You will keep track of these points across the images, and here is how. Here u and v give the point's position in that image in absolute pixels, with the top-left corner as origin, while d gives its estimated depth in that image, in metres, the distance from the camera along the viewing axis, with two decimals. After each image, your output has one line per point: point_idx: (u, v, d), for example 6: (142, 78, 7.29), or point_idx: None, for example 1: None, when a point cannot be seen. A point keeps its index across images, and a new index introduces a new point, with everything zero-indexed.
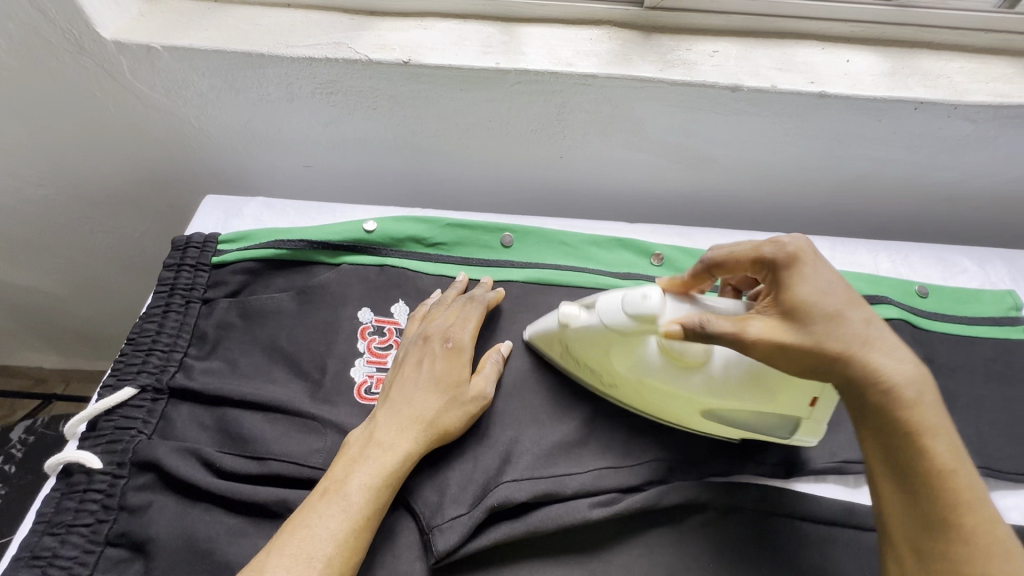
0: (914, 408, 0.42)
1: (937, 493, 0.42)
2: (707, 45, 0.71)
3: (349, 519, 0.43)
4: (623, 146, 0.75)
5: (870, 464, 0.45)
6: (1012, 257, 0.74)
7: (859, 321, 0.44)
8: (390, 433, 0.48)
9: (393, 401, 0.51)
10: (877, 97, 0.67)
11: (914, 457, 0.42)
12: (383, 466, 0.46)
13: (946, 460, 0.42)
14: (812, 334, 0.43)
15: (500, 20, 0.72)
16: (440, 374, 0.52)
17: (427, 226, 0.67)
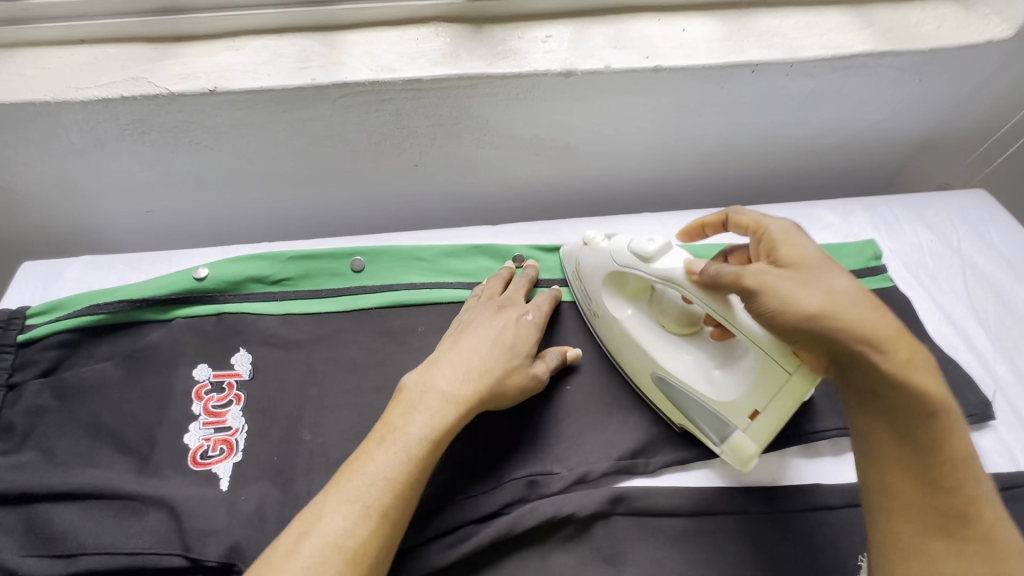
0: (937, 400, 0.39)
1: (948, 490, 0.38)
2: (539, 31, 0.68)
3: (404, 464, 0.43)
4: (477, 146, 0.72)
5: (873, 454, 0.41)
6: (873, 204, 0.75)
7: (851, 282, 0.43)
8: (451, 391, 0.48)
9: (500, 351, 0.51)
10: (712, 65, 0.65)
11: (931, 438, 0.39)
12: (460, 415, 0.47)
13: (962, 441, 0.39)
14: (822, 287, 0.42)
15: (320, 31, 0.68)
16: (502, 345, 0.52)
17: (268, 263, 0.62)
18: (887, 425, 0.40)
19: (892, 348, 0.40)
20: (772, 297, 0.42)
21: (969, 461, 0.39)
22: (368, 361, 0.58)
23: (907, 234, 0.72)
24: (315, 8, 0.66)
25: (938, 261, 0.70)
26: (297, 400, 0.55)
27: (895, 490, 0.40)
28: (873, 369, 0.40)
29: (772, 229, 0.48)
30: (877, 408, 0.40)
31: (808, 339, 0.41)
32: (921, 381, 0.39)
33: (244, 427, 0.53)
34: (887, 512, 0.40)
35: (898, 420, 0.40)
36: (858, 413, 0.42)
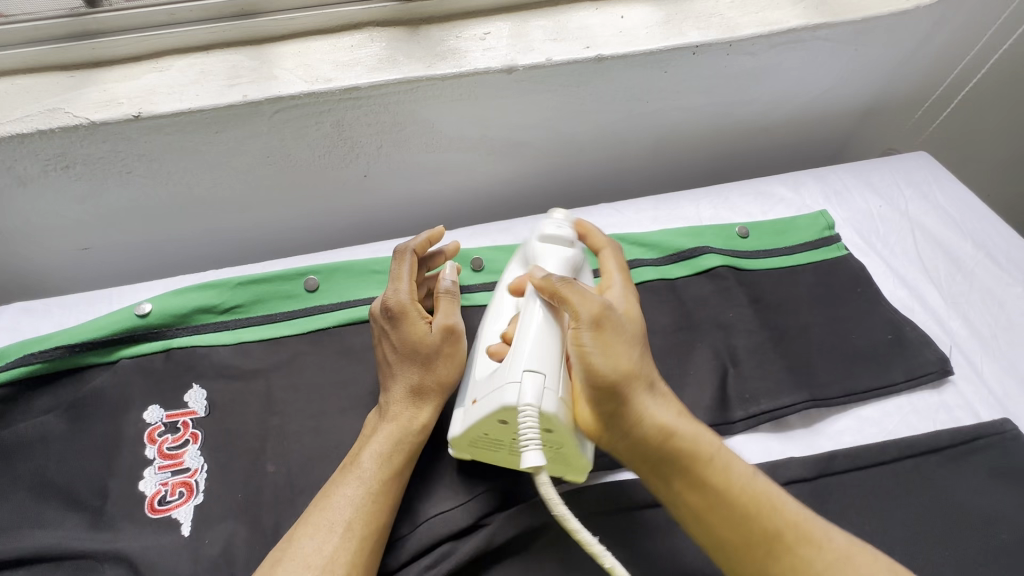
0: (706, 445, 0.44)
1: (758, 518, 0.41)
2: (478, 29, 0.66)
3: (367, 490, 0.45)
4: (427, 150, 0.70)
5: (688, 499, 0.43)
6: (823, 175, 0.76)
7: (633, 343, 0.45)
8: (393, 413, 0.49)
9: (404, 357, 0.49)
10: (652, 50, 0.65)
11: (729, 479, 0.42)
12: (403, 433, 0.48)
13: (756, 483, 0.43)
14: (603, 357, 0.43)
15: (249, 45, 0.65)
16: (401, 355, 0.50)
17: (216, 292, 0.59)
18: (680, 482, 0.44)
19: (660, 410, 0.44)
20: (588, 344, 0.44)
21: (760, 481, 0.43)
22: (331, 384, 0.56)
23: (857, 202, 0.73)
24: (241, 21, 0.63)
25: (888, 225, 0.71)
26: (257, 432, 0.53)
27: (716, 538, 0.42)
28: (642, 431, 0.43)
29: (616, 284, 0.52)
30: (666, 464, 0.44)
31: (604, 393, 0.43)
32: (690, 435, 0.44)
33: (204, 467, 0.51)
34: (721, 556, 0.43)
35: (682, 475, 0.43)
36: (654, 475, 0.44)
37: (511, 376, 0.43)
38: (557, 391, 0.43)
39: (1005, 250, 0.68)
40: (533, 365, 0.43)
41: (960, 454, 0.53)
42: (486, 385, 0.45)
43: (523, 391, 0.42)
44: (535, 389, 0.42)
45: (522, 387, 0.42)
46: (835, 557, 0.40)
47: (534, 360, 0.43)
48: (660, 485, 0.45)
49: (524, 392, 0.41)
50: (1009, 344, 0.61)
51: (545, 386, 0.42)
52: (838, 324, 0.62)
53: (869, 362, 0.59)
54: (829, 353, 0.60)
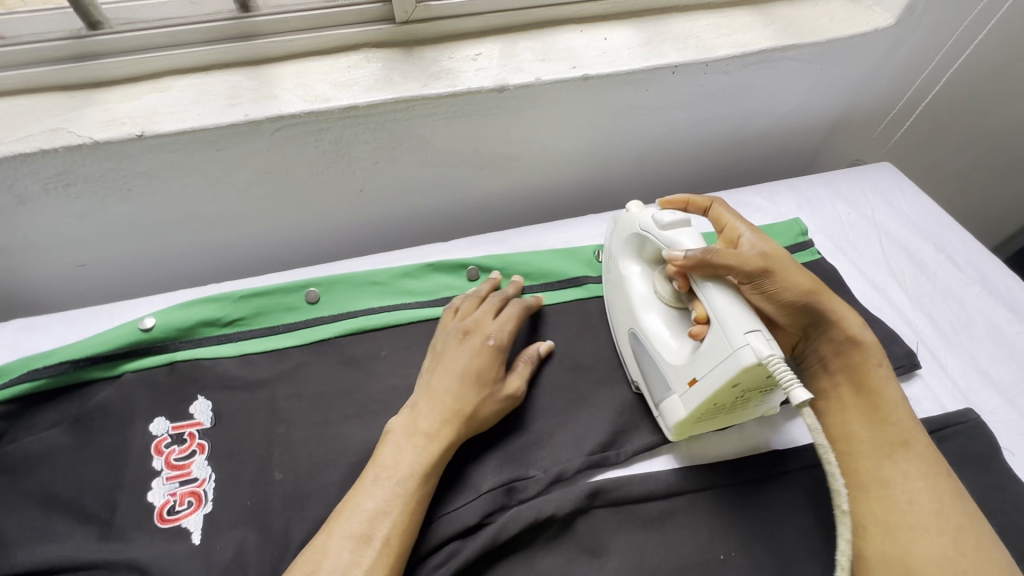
0: (877, 356, 0.51)
1: (895, 427, 0.48)
2: (470, 50, 0.70)
3: (403, 501, 0.46)
4: (421, 165, 0.73)
5: (845, 395, 0.51)
6: (795, 184, 0.81)
7: (799, 271, 0.52)
8: (435, 431, 0.50)
9: (472, 384, 0.53)
10: (635, 69, 0.69)
11: (873, 384, 0.50)
12: (442, 453, 0.49)
13: (897, 394, 0.50)
14: (792, 278, 0.51)
15: (247, 66, 0.67)
16: (471, 373, 0.53)
17: (219, 305, 0.61)
18: (844, 378, 0.52)
19: (852, 322, 0.52)
20: (770, 275, 0.50)
21: (908, 410, 0.50)
22: (334, 392, 0.58)
23: (827, 209, 0.78)
24: (241, 43, 0.65)
25: (857, 231, 0.76)
26: (264, 441, 0.54)
27: (856, 433, 0.49)
28: (836, 331, 0.52)
29: (744, 229, 0.56)
30: (840, 364, 0.52)
31: (797, 310, 0.51)
32: (869, 343, 0.52)
33: (211, 476, 0.52)
34: (856, 446, 0.49)
35: (850, 374, 0.51)
36: (824, 370, 0.53)
37: (732, 339, 0.46)
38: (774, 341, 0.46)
39: (963, 252, 0.74)
40: (750, 326, 0.46)
41: (929, 443, 0.57)
42: (704, 359, 0.49)
43: (756, 347, 0.45)
44: (764, 343, 0.45)
45: (754, 346, 0.45)
46: (955, 488, 0.46)
47: (747, 321, 0.46)
48: (824, 381, 0.53)
49: (755, 346, 0.45)
50: (969, 339, 0.66)
51: (768, 338, 0.46)
52: None
53: None
54: None
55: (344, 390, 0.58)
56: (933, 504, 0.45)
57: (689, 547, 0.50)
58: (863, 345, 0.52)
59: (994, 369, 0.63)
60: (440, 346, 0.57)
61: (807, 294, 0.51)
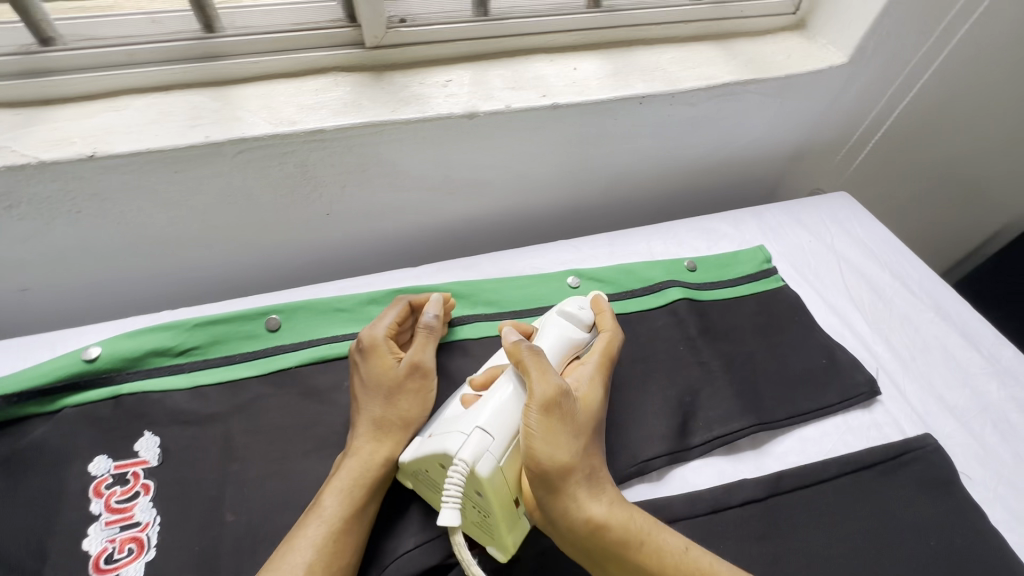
0: (637, 530, 0.45)
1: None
2: (440, 76, 0.70)
3: (331, 528, 0.44)
4: (391, 189, 0.72)
5: (615, 573, 0.46)
6: (759, 212, 0.83)
7: (575, 442, 0.46)
8: (352, 448, 0.49)
9: (370, 389, 0.52)
10: (604, 99, 0.70)
11: (646, 558, 0.45)
12: (367, 466, 0.48)
13: (672, 560, 0.45)
14: (554, 442, 0.45)
15: (210, 87, 0.65)
16: (367, 380, 0.52)
17: (172, 333, 0.58)
18: (615, 567, 0.45)
19: (594, 502, 0.45)
20: (534, 426, 0.45)
21: (697, 554, 0.46)
22: (293, 426, 0.55)
23: (789, 237, 0.80)
24: (205, 63, 0.64)
25: (818, 258, 0.78)
26: (215, 480, 0.51)
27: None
28: (577, 521, 0.44)
29: (591, 370, 0.53)
30: (605, 555, 0.45)
31: (543, 479, 0.44)
32: (622, 527, 0.45)
33: (156, 519, 0.48)
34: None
35: (620, 561, 0.45)
36: (593, 558, 0.46)
37: (464, 428, 0.46)
38: (497, 457, 0.44)
39: (916, 280, 0.77)
40: (486, 426, 0.45)
41: (891, 468, 0.58)
42: (438, 430, 0.48)
43: (465, 446, 0.44)
44: (476, 447, 0.44)
45: (467, 440, 0.44)
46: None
47: (489, 420, 0.46)
48: (601, 572, 0.46)
49: (464, 446, 0.44)
50: (926, 365, 0.67)
51: (488, 449, 0.44)
52: (778, 351, 0.67)
53: (807, 385, 0.64)
54: (771, 378, 0.64)
55: (304, 425, 0.56)
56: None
57: None
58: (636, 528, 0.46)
59: (949, 394, 0.65)
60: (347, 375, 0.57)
61: (565, 468, 0.45)
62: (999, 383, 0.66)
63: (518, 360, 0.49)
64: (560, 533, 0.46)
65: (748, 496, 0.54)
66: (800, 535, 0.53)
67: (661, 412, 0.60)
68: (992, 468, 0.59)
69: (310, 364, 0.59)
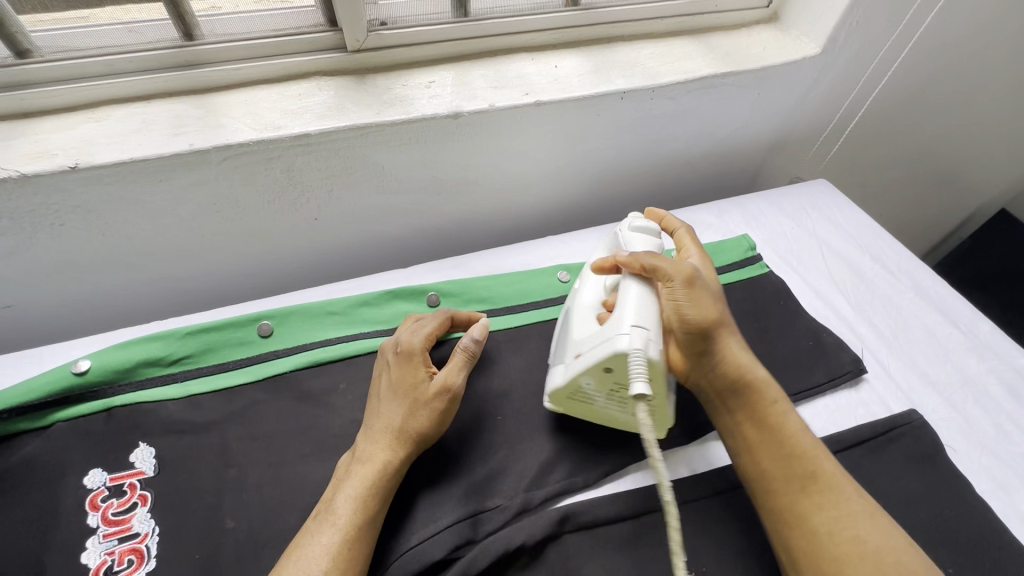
0: (773, 392, 0.51)
1: (801, 458, 0.48)
2: (422, 77, 0.70)
3: (345, 535, 0.44)
4: (378, 192, 0.72)
5: (740, 432, 0.51)
6: (741, 202, 0.85)
7: (711, 305, 0.51)
8: (365, 455, 0.49)
9: (397, 396, 0.51)
10: (585, 95, 0.71)
11: (764, 421, 0.50)
12: (380, 473, 0.48)
13: (791, 425, 0.50)
14: (704, 304, 0.51)
15: (192, 95, 0.65)
16: (395, 384, 0.52)
17: (163, 343, 0.58)
18: (747, 420, 0.50)
19: (743, 354, 0.51)
20: (688, 294, 0.51)
21: (812, 436, 0.49)
22: (290, 431, 0.55)
23: (772, 224, 0.82)
24: (186, 71, 0.64)
25: (801, 244, 0.80)
26: (213, 487, 0.51)
27: (766, 468, 0.48)
28: (721, 371, 0.50)
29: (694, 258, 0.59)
30: (742, 404, 0.51)
31: (693, 333, 0.50)
32: (762, 379, 0.51)
33: (155, 529, 0.48)
34: (765, 488, 0.48)
35: (752, 412, 0.50)
36: (727, 411, 0.51)
37: (615, 332, 0.49)
38: (658, 344, 0.48)
39: (896, 261, 0.79)
40: (640, 322, 0.48)
41: (880, 444, 0.59)
42: (582, 347, 0.51)
43: (632, 339, 0.47)
44: (641, 340, 0.47)
45: (630, 337, 0.47)
46: (857, 509, 0.45)
47: (638, 317, 0.49)
48: (731, 421, 0.51)
49: (631, 340, 0.47)
50: (908, 343, 0.69)
51: (650, 338, 0.48)
52: (766, 335, 0.68)
53: (795, 367, 0.65)
54: (761, 362, 0.66)
55: (301, 429, 0.56)
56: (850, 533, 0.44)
57: (662, 567, 0.49)
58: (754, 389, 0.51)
59: (932, 370, 0.67)
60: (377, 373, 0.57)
61: (713, 323, 0.50)
62: (978, 357, 0.68)
63: (639, 265, 0.53)
64: (706, 386, 0.52)
65: None
66: None
67: None
68: (976, 439, 0.61)
69: (304, 368, 0.59)
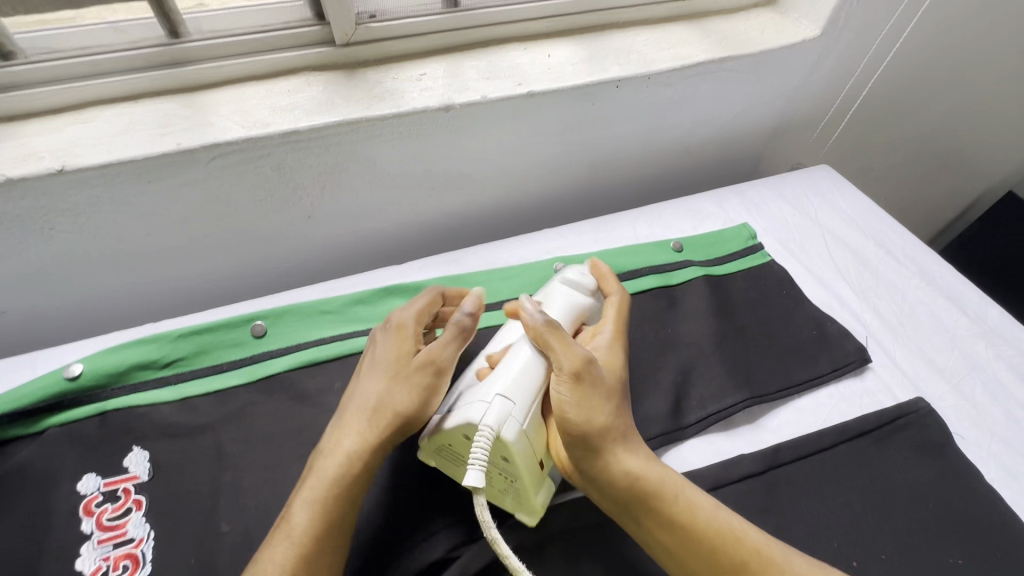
0: (672, 484, 0.45)
1: (726, 550, 0.43)
2: (413, 70, 0.69)
3: (308, 534, 0.42)
4: (372, 188, 0.71)
5: (652, 540, 0.45)
6: (741, 190, 0.83)
7: (602, 408, 0.46)
8: (349, 437, 0.47)
9: (388, 372, 0.49)
10: (580, 84, 0.70)
11: (670, 523, 0.44)
12: (354, 458, 0.46)
13: (700, 507, 0.45)
14: (585, 410, 0.46)
15: (180, 94, 0.64)
16: (382, 361, 0.50)
17: (156, 346, 0.57)
18: (653, 525, 0.45)
19: (635, 456, 0.46)
20: (567, 395, 0.46)
21: (726, 513, 0.45)
22: (285, 431, 0.55)
23: (773, 212, 0.81)
24: (173, 70, 0.63)
25: (803, 231, 0.78)
26: (208, 490, 0.50)
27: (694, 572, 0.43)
28: (613, 475, 0.45)
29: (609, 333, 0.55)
30: (641, 509, 0.45)
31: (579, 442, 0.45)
32: (658, 477, 0.45)
33: (150, 533, 0.48)
34: None
35: (655, 518, 0.44)
36: (631, 518, 0.45)
37: (483, 397, 0.46)
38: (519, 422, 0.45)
39: (901, 247, 0.77)
40: (507, 392, 0.46)
41: (887, 433, 0.58)
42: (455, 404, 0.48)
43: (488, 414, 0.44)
44: (494, 416, 0.44)
45: (490, 408, 0.45)
46: None
47: (508, 387, 0.47)
48: (637, 529, 0.46)
49: (488, 414, 0.44)
50: (914, 330, 0.68)
51: (511, 412, 0.45)
52: (768, 325, 0.67)
53: (798, 356, 0.64)
54: (763, 353, 0.64)
55: (297, 429, 0.55)
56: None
57: None
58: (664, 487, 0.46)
59: (939, 357, 0.65)
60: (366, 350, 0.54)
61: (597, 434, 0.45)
62: (986, 343, 0.67)
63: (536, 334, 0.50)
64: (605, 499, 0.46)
65: (746, 471, 0.54)
66: (799, 505, 0.53)
67: (657, 392, 0.60)
68: (985, 426, 0.60)
69: (299, 368, 0.58)
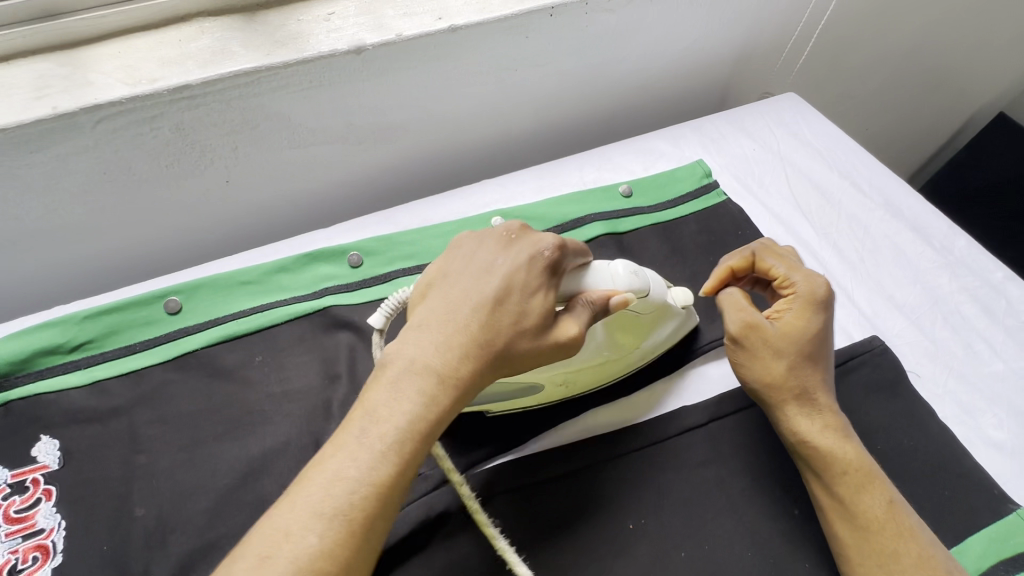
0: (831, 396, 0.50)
1: (865, 465, 0.46)
2: (321, 10, 0.62)
3: (381, 439, 0.36)
4: (291, 147, 0.66)
5: (837, 439, 0.47)
6: (700, 125, 0.77)
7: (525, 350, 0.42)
8: (457, 354, 0.39)
9: (499, 302, 0.40)
10: (507, 15, 0.63)
11: (846, 426, 0.49)
12: (438, 371, 0.38)
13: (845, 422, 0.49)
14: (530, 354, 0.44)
15: (58, 52, 0.57)
16: (497, 286, 0.41)
17: (61, 329, 0.53)
18: (838, 423, 0.48)
19: (818, 365, 0.50)
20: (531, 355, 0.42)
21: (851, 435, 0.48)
22: (204, 411, 0.52)
23: (734, 147, 0.75)
24: (43, 25, 0.56)
25: (764, 166, 0.73)
26: (122, 475, 0.49)
27: (845, 483, 0.46)
28: (811, 367, 0.49)
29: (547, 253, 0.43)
30: (827, 403, 0.49)
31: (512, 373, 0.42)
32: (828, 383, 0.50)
33: (61, 523, 0.46)
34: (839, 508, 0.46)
35: (837, 415, 0.49)
36: (823, 409, 0.48)
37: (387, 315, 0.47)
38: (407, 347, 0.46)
39: (868, 177, 0.72)
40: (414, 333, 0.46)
41: (839, 375, 0.55)
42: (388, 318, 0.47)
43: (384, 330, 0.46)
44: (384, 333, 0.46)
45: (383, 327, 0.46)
46: (890, 537, 0.43)
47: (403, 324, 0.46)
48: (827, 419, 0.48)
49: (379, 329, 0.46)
50: (876, 265, 0.64)
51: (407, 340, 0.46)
52: None
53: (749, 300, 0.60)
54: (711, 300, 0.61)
55: (216, 409, 0.53)
56: (879, 528, 0.44)
57: (593, 522, 0.48)
58: (824, 341, 0.51)
59: (900, 293, 0.62)
60: (469, 256, 0.44)
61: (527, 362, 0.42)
62: (951, 275, 0.63)
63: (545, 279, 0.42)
64: (812, 387, 0.49)
65: (687, 424, 0.52)
66: (739, 454, 0.51)
67: None
68: (943, 361, 0.57)
69: (218, 345, 0.55)
